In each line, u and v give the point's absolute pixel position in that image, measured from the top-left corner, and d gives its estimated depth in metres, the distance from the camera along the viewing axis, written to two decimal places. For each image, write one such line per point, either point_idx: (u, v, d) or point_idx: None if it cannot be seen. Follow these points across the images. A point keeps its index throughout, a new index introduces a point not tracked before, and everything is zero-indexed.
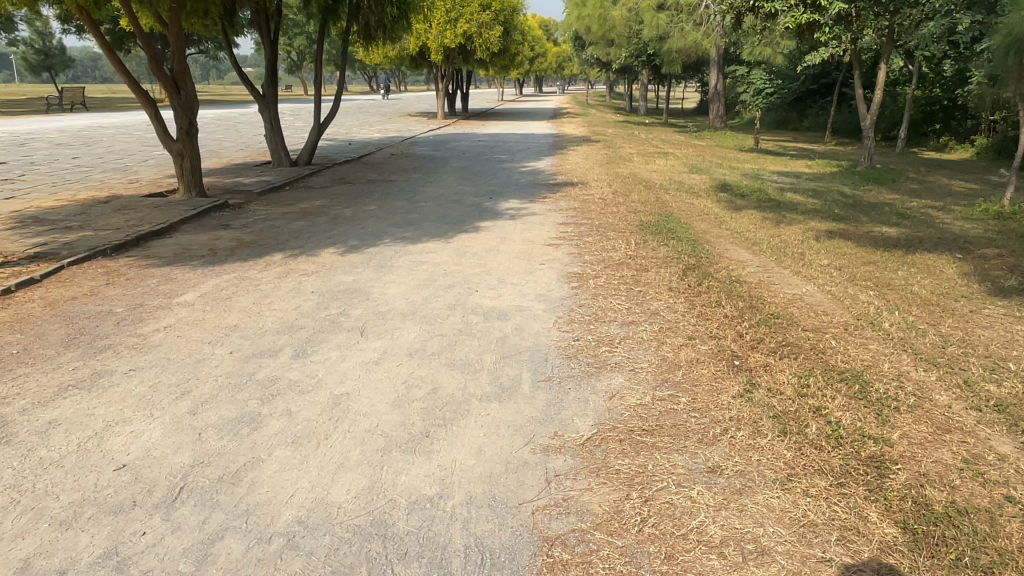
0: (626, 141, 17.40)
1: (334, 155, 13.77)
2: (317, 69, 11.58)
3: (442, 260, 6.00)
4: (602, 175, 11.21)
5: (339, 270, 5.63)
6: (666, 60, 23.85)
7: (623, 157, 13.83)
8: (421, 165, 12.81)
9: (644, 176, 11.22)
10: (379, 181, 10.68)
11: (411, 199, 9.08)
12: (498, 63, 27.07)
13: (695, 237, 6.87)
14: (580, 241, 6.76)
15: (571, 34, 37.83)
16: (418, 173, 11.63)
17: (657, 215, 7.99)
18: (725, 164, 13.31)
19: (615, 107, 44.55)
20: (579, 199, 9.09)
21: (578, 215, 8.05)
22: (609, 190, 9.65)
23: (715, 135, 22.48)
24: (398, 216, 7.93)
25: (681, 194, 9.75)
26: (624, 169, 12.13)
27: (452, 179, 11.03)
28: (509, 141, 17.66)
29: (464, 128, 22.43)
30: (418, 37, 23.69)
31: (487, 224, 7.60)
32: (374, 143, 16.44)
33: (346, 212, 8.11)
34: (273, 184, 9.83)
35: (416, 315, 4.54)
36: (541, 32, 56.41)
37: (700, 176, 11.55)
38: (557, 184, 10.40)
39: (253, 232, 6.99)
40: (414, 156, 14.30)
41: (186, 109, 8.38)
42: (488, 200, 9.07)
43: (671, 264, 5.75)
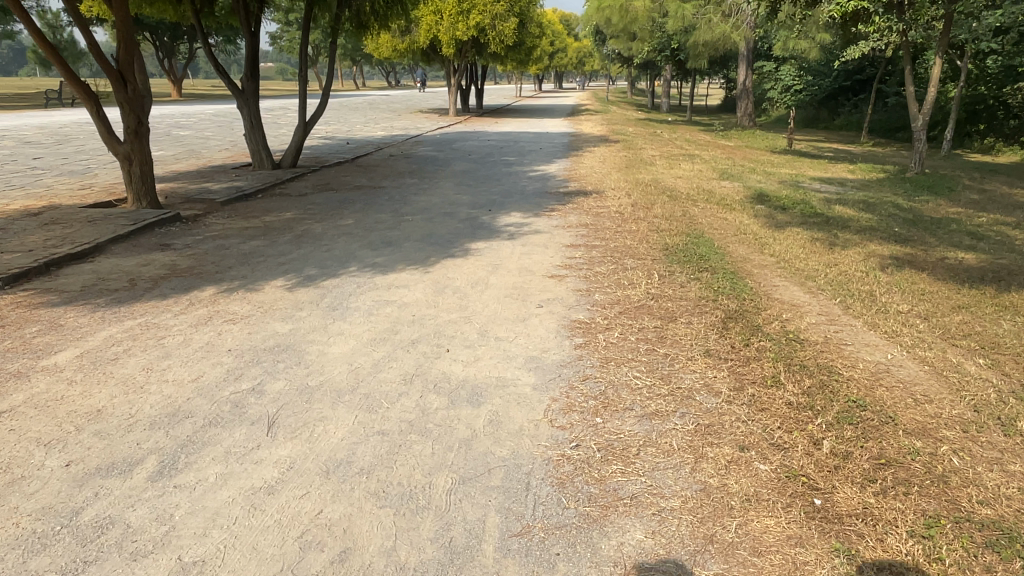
0: (648, 142, 16.05)
1: (326, 156, 12.58)
2: (302, 60, 10.39)
3: (412, 298, 4.74)
4: (621, 183, 9.87)
5: (277, 313, 4.40)
6: (692, 55, 22.40)
7: (645, 160, 12.49)
8: (420, 169, 11.57)
9: (668, 184, 9.90)
10: (367, 187, 9.46)
11: (397, 211, 7.84)
12: (514, 58, 25.78)
13: (733, 267, 5.54)
14: (591, 271, 5.47)
15: (592, 29, 36.42)
16: (414, 178, 10.39)
17: (685, 234, 6.67)
18: (759, 169, 11.91)
19: (636, 104, 42.94)
20: (593, 212, 7.79)
21: (590, 234, 6.77)
22: (628, 202, 8.34)
23: (743, 135, 21.03)
24: (376, 233, 6.70)
25: (713, 206, 8.41)
26: (646, 174, 10.81)
27: (451, 186, 9.77)
28: (521, 140, 16.36)
29: (475, 125, 21.17)
30: (429, 29, 22.72)
31: (480, 245, 6.34)
32: (374, 143, 15.25)
33: (315, 228, 6.89)
34: (244, 191, 8.64)
35: (355, 394, 3.28)
36: (561, 27, 54.85)
37: (732, 184, 10.18)
38: (569, 193, 9.10)
39: (194, 255, 5.79)
40: (415, 158, 13.08)
41: (134, 105, 7.21)
42: (487, 213, 7.81)
43: (706, 311, 4.43)
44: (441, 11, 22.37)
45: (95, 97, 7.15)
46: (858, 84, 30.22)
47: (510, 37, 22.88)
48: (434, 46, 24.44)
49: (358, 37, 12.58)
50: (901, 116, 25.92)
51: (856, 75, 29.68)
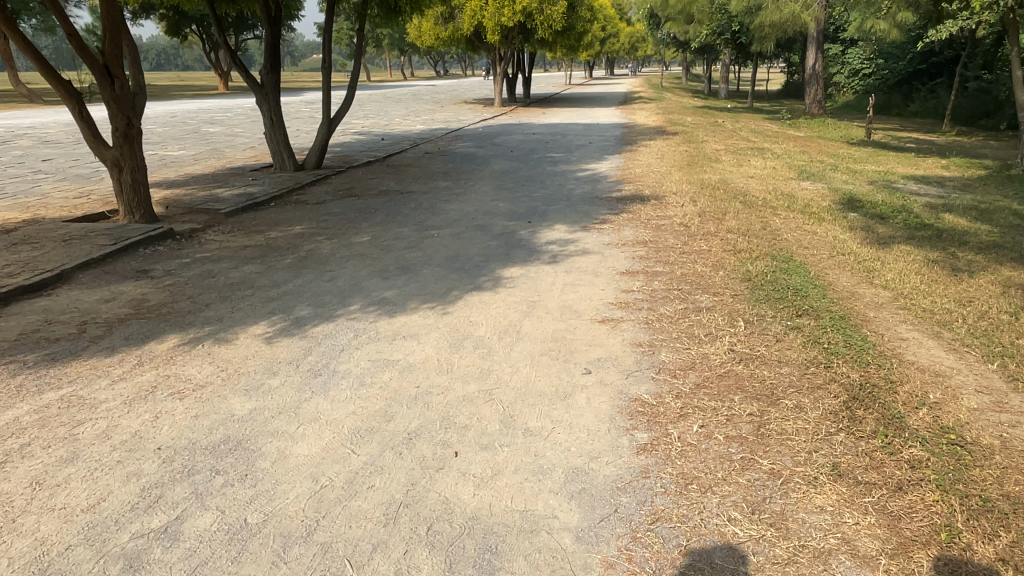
0: (709, 134, 14.64)
1: (356, 154, 11.63)
2: (325, 51, 9.39)
3: (422, 355, 3.65)
4: (683, 185, 8.61)
5: (241, 382, 3.36)
6: (756, 38, 20.74)
7: (709, 156, 11.12)
8: (457, 168, 10.48)
9: (738, 186, 8.60)
10: (394, 193, 8.42)
11: (422, 225, 6.77)
12: (563, 44, 24.48)
13: (841, 309, 4.29)
14: (655, 314, 4.28)
15: (646, 12, 34.82)
16: (448, 180, 9.31)
17: (770, 257, 5.42)
18: (841, 166, 10.44)
19: (693, 91, 40.98)
20: (654, 225, 6.57)
21: (651, 257, 5.56)
22: (694, 210, 7.07)
23: (812, 124, 19.34)
24: (393, 256, 5.63)
25: (795, 215, 7.09)
26: (711, 174, 9.50)
27: (489, 190, 8.65)
28: (570, 133, 15.15)
29: (521, 117, 20.00)
30: (473, 16, 21.61)
31: (516, 272, 5.20)
32: (411, 138, 14.26)
33: (324, 248, 5.87)
34: (255, 198, 7.72)
35: (308, 549, 2.18)
36: (613, 12, 53.00)
37: (814, 185, 8.77)
38: (624, 199, 7.89)
39: (170, 286, 4.81)
40: (453, 155, 12.03)
41: (123, 104, 6.32)
42: (527, 227, 6.65)
43: (820, 390, 3.20)
44: None
45: (77, 95, 6.28)
46: (935, 68, 27.81)
47: (559, 22, 21.59)
48: (479, 33, 23.33)
49: (392, 21, 11.54)
50: (985, 102, 23.62)
51: (933, 57, 27.33)
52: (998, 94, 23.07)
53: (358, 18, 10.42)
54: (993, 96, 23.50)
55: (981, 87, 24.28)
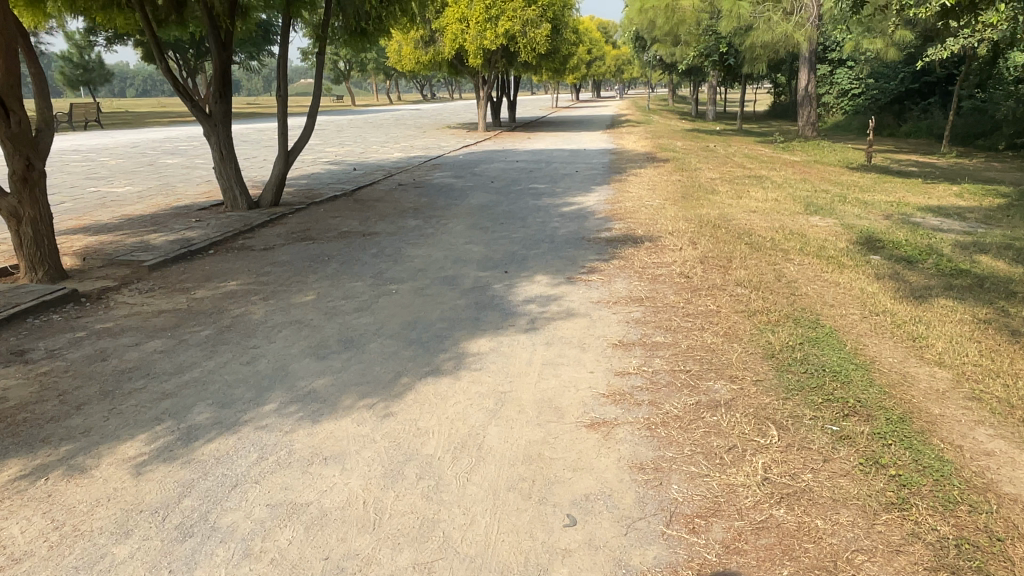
0: (703, 160, 13.83)
1: (322, 188, 10.70)
2: (280, 78, 8.47)
3: (342, 493, 2.65)
4: (680, 221, 7.70)
5: (74, 554, 2.36)
6: (747, 59, 20.10)
7: (705, 187, 10.25)
8: (430, 203, 9.54)
9: (741, 223, 7.70)
10: (354, 234, 7.45)
11: (379, 277, 5.79)
12: (548, 67, 23.78)
13: (898, 404, 3.33)
14: (659, 412, 3.30)
15: (633, 35, 34.39)
16: (418, 218, 8.35)
17: (794, 321, 4.46)
18: (848, 197, 9.60)
19: (681, 113, 40.59)
20: (652, 276, 5.60)
21: (650, 322, 4.57)
22: (695, 255, 6.14)
23: (808, 147, 18.62)
24: (337, 323, 4.63)
25: (811, 259, 6.17)
26: (709, 208, 8.61)
27: (462, 230, 7.70)
28: (556, 161, 14.28)
29: (506, 143, 19.19)
30: (455, 39, 20.88)
31: (484, 345, 4.20)
32: (386, 168, 13.36)
33: (253, 313, 4.87)
34: (192, 246, 6.74)
35: None
36: (599, 34, 52.78)
37: (825, 221, 7.89)
38: (614, 241, 6.93)
39: (44, 376, 3.82)
40: (428, 187, 11.11)
41: (21, 144, 5.32)
42: (502, 280, 5.67)
43: (905, 562, 2.22)
44: (467, 18, 20.50)
45: None
46: (926, 87, 27.37)
47: (543, 45, 20.87)
48: (462, 57, 22.59)
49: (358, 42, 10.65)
50: (981, 122, 23.09)
51: (924, 77, 26.91)
52: (995, 112, 22.64)
53: (318, 40, 9.51)
54: (988, 116, 23.03)
55: (976, 104, 24.06)
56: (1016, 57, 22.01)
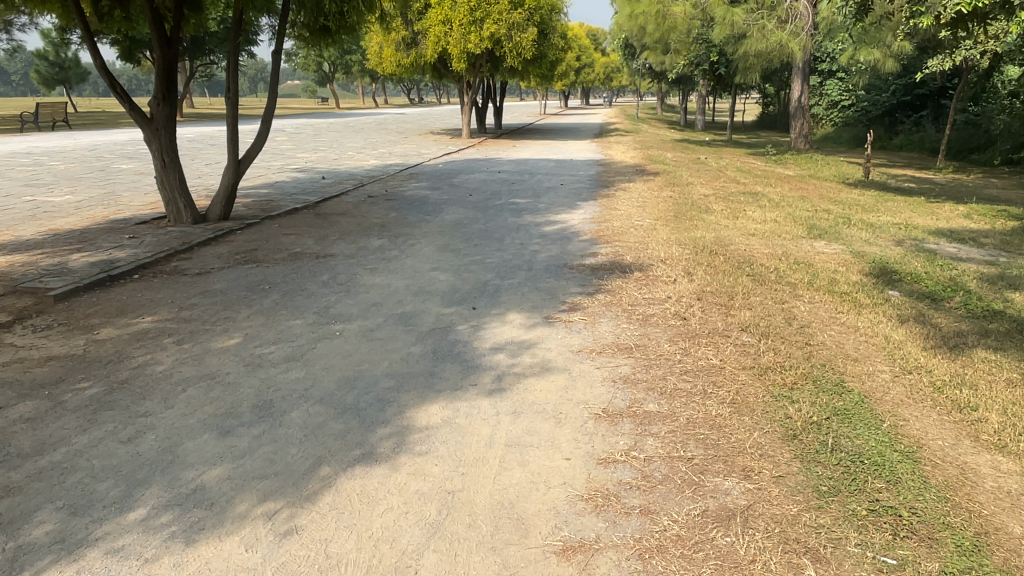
0: (694, 173, 13.11)
1: (283, 199, 9.83)
2: (230, 80, 7.63)
3: None
4: (673, 246, 6.93)
5: None
6: (741, 68, 19.46)
7: (698, 204, 9.50)
8: (399, 218, 8.71)
9: (740, 248, 6.94)
10: (307, 256, 6.59)
11: (324, 313, 4.94)
12: (535, 73, 23.04)
13: (968, 520, 2.53)
14: (653, 529, 2.48)
15: (622, 42, 33.78)
16: (383, 237, 7.52)
17: (815, 384, 3.68)
18: (852, 218, 8.90)
19: (669, 122, 40.03)
20: (642, 317, 4.81)
21: (641, 381, 3.76)
22: (691, 290, 5.34)
23: (801, 161, 17.98)
24: (259, 379, 3.78)
25: (823, 296, 5.41)
26: (704, 229, 7.85)
27: (430, 252, 6.86)
28: (540, 172, 13.49)
29: (489, 151, 18.39)
30: (437, 42, 20.09)
31: (435, 414, 3.36)
32: (358, 177, 12.51)
33: (159, 363, 4.01)
34: (114, 269, 5.87)
35: None
36: (587, 41, 52.29)
37: (832, 247, 7.14)
38: (599, 269, 6.12)
39: None
40: (400, 199, 10.28)
41: None
42: (467, 318, 4.83)
43: None
44: (450, 20, 19.71)
45: None
46: (918, 100, 26.93)
47: (529, 50, 20.14)
48: (445, 61, 21.78)
49: (323, 41, 9.82)
50: (975, 136, 22.61)
51: (917, 89, 26.45)
52: (990, 126, 22.19)
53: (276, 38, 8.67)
54: (982, 131, 22.58)
55: (970, 119, 23.62)
56: (1012, 71, 21.55)
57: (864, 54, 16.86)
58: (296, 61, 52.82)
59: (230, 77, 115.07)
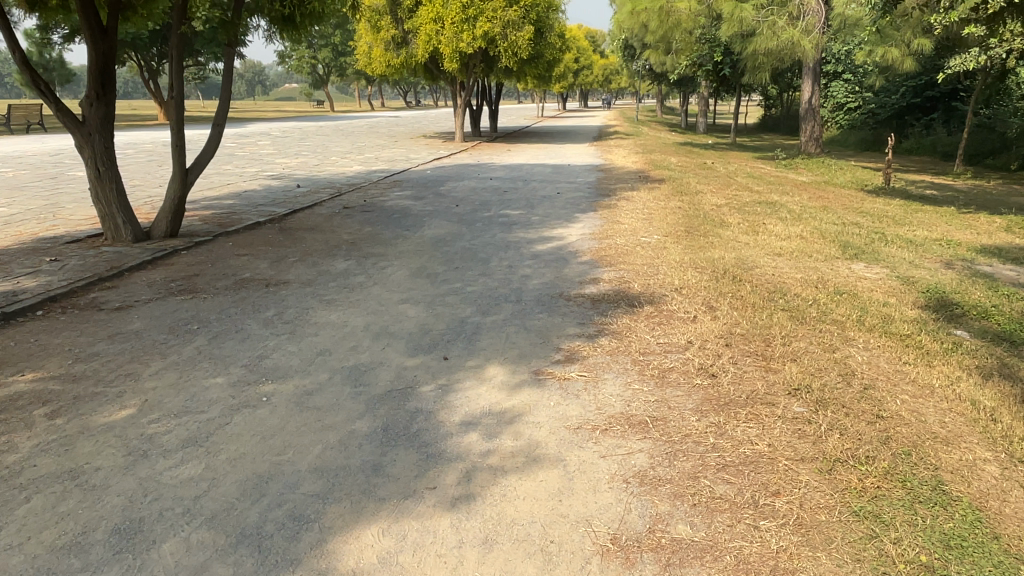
0: (702, 181, 12.11)
1: (248, 211, 8.80)
2: (174, 75, 6.64)
3: None
4: (689, 270, 5.92)
5: None
6: (749, 68, 18.47)
7: (711, 217, 8.50)
8: (374, 234, 7.68)
9: (766, 272, 5.93)
10: (255, 284, 5.55)
11: (254, 366, 3.89)
12: (531, 74, 22.03)
13: None
14: None
15: (622, 42, 32.82)
16: (350, 258, 6.48)
17: (906, 489, 2.65)
18: (886, 234, 7.91)
19: (671, 125, 39.10)
20: (659, 372, 3.78)
21: (663, 480, 2.73)
22: (718, 334, 4.32)
23: (813, 166, 16.97)
24: (135, 481, 2.73)
25: (880, 340, 4.39)
26: (722, 247, 6.85)
27: (402, 278, 5.81)
28: (535, 178, 12.48)
29: (483, 156, 17.39)
30: (428, 41, 19.07)
31: (370, 547, 2.32)
32: (337, 184, 11.47)
33: (8, 453, 2.95)
34: (13, 304, 4.83)
35: None
36: (586, 43, 51.43)
37: (873, 270, 6.14)
38: (602, 301, 5.09)
39: None
40: (379, 210, 9.25)
41: None
42: (436, 373, 3.79)
43: None
44: (442, 18, 18.70)
45: None
46: (928, 102, 25.99)
47: (525, 50, 19.15)
48: (437, 61, 20.77)
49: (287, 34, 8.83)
50: (989, 140, 21.68)
51: (927, 91, 25.52)
52: (1005, 129, 21.25)
53: (229, 29, 7.67)
54: (997, 135, 21.65)
55: (983, 121, 22.70)
56: None
57: (879, 55, 15.93)
58: (290, 61, 51.81)
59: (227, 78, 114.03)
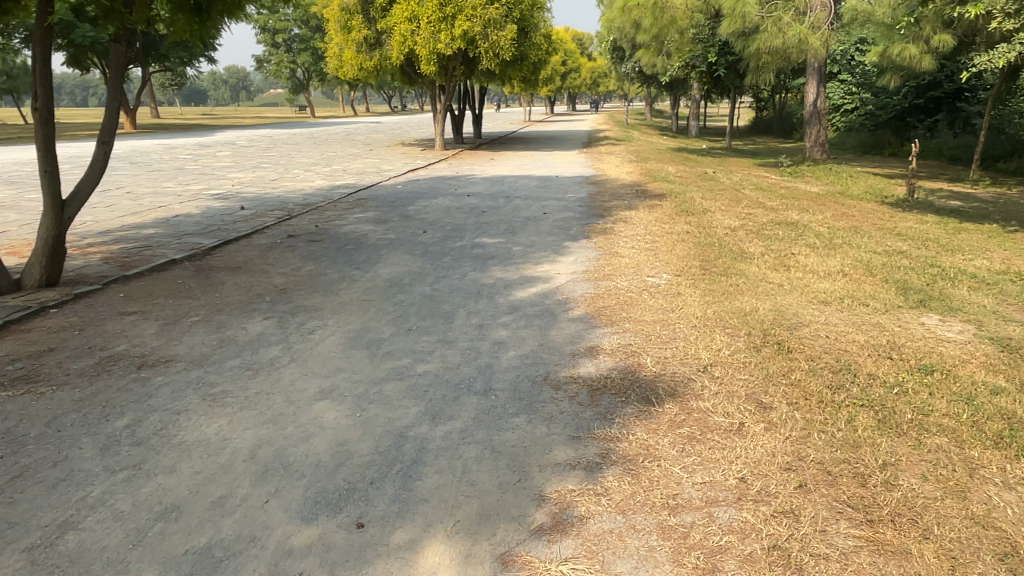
0: (708, 196, 10.69)
1: (169, 243, 7.27)
2: (36, 82, 5.08)
3: None
4: (718, 333, 4.46)
5: None
6: (751, 68, 17.07)
7: (729, 246, 7.07)
8: (315, 274, 6.16)
9: (817, 333, 4.49)
10: (125, 365, 4.03)
11: (41, 553, 2.39)
12: (515, 77, 20.58)
13: None
14: None
15: (612, 44, 31.47)
16: (272, 315, 4.96)
17: None
18: (942, 267, 6.49)
19: (662, 129, 37.78)
20: (707, 557, 2.31)
21: None
22: (783, 465, 2.86)
23: (821, 175, 15.61)
24: None
25: (1022, 463, 2.95)
26: (751, 292, 5.39)
27: (329, 349, 4.29)
28: (519, 194, 11.02)
29: (464, 167, 15.91)
30: (403, 42, 17.57)
31: None
32: (290, 204, 9.95)
33: None
34: None
35: None
36: (574, 45, 50.16)
37: (955, 328, 4.71)
38: (604, 392, 3.59)
39: None
40: (332, 238, 7.74)
41: None
42: (336, 563, 2.29)
43: None
44: (417, 17, 17.23)
45: None
46: (932, 103, 24.77)
47: (508, 50, 17.68)
48: (413, 63, 19.27)
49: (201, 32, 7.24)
50: (1002, 142, 20.42)
51: (930, 91, 24.30)
52: (1019, 132, 20.00)
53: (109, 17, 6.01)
54: (1008, 138, 20.39)
55: (993, 123, 21.47)
56: None
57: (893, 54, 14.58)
58: (269, 66, 50.21)
59: (210, 85, 112.13)
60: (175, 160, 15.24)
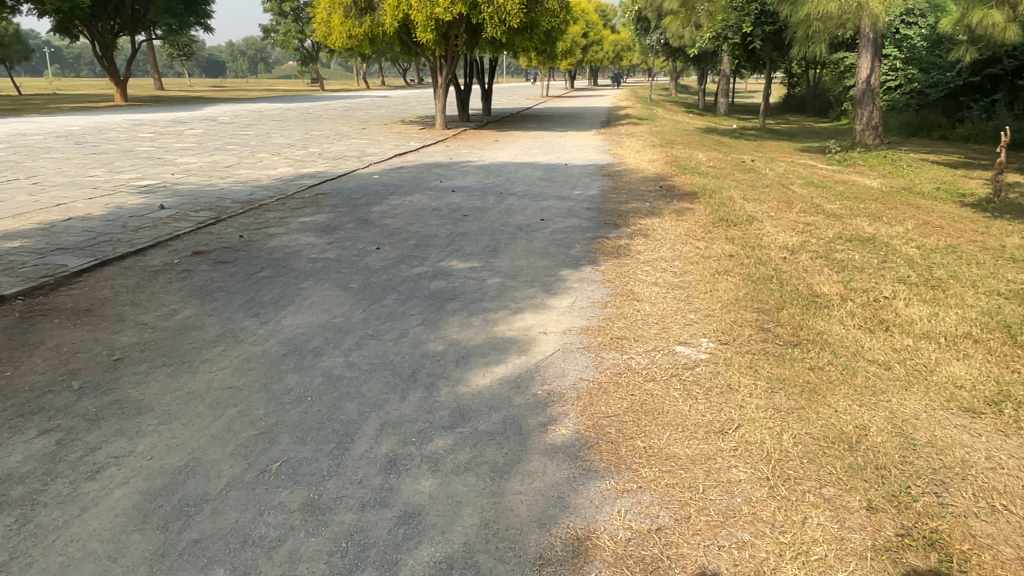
0: (750, 195, 8.60)
1: (22, 263, 5.35)
2: None
3: None
4: (814, 506, 2.43)
5: None
6: (797, 37, 14.67)
7: (792, 282, 5.01)
8: (185, 327, 4.19)
9: (994, 512, 2.45)
10: None
11: None
12: (526, 48, 18.39)
13: None
14: None
15: (636, 14, 28.96)
16: (58, 425, 3.01)
17: None
18: None
19: (689, 106, 35.28)
20: None
21: None
22: None
23: (878, 165, 13.38)
24: None
25: None
26: (848, 388, 3.33)
27: (95, 530, 2.33)
28: (517, 190, 8.98)
29: (463, 150, 13.87)
30: (396, 6, 15.42)
31: None
32: (228, 200, 8.01)
33: None
34: None
35: None
36: (597, 15, 47.31)
37: None
38: None
39: None
40: (251, 256, 5.78)
41: None
42: None
43: None
44: None
45: None
46: (989, 81, 21.86)
47: (515, 16, 15.43)
48: (409, 31, 17.14)
49: None
50: None
51: (988, 68, 21.32)
52: None
53: None
54: None
55: None
56: None
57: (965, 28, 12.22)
58: (277, 35, 48.10)
59: (225, 55, 110.57)
60: (129, 139, 13.32)
